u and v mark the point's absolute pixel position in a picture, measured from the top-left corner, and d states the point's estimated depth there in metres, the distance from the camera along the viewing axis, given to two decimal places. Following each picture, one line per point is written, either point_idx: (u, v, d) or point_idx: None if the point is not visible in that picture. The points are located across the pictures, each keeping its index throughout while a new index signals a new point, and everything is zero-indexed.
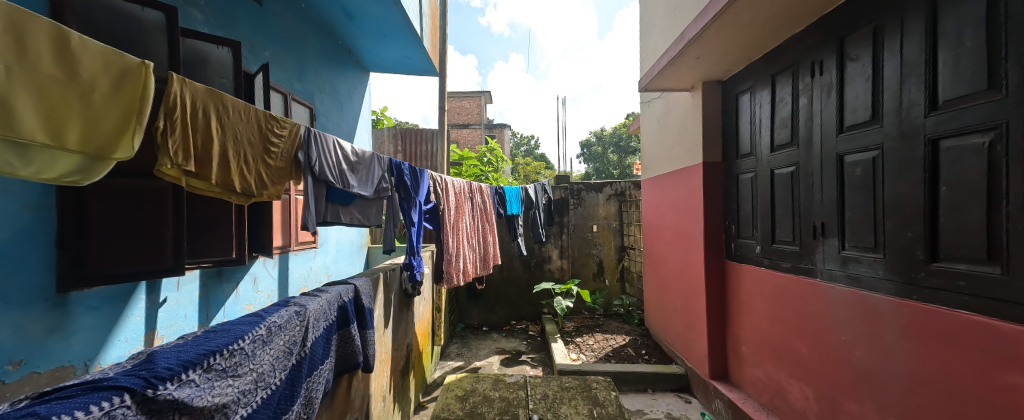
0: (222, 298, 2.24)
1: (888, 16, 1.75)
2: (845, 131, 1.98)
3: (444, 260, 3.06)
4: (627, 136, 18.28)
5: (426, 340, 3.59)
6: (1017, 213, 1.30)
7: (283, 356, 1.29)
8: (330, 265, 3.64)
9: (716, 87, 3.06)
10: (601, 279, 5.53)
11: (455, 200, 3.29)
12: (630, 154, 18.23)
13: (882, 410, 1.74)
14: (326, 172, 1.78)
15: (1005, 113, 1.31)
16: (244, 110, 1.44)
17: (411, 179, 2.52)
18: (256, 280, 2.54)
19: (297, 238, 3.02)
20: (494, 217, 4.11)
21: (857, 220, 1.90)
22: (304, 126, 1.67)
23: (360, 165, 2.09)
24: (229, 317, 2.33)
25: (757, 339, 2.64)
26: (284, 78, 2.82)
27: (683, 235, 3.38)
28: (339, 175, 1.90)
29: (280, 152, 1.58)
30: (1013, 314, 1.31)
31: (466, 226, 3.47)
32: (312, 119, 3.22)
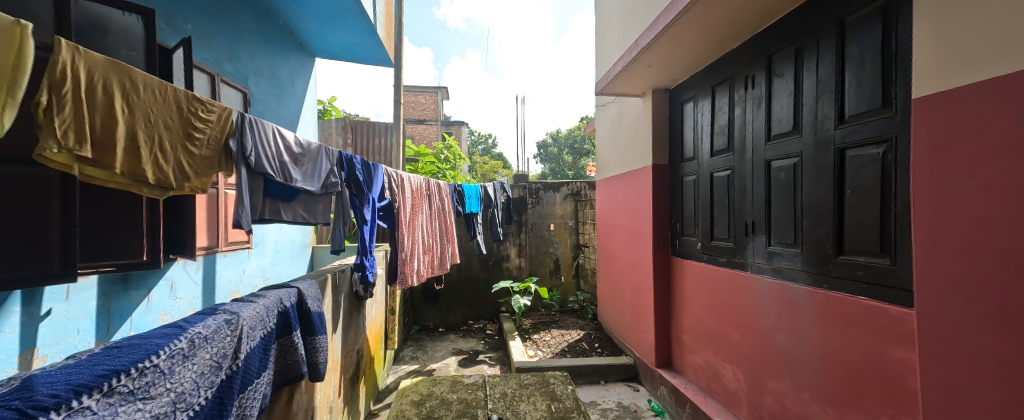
0: (128, 308, 1.97)
1: (806, 39, 1.96)
2: (772, 139, 2.18)
3: (401, 261, 2.95)
4: (584, 138, 18.88)
5: (378, 344, 3.43)
6: (902, 212, 1.50)
7: (210, 370, 1.16)
8: (267, 268, 3.35)
9: (663, 94, 3.25)
10: (558, 277, 5.66)
11: (413, 198, 3.18)
12: (585, 157, 18.84)
13: (798, 387, 1.95)
14: (264, 163, 1.64)
15: (895, 128, 1.52)
16: (160, 88, 1.26)
17: (363, 174, 2.39)
18: (175, 286, 2.27)
19: (227, 238, 2.74)
20: (453, 215, 4.04)
21: (780, 219, 2.11)
22: (237, 111, 1.51)
23: (305, 157, 1.94)
24: (138, 330, 2.06)
25: (697, 328, 2.84)
26: (211, 57, 2.54)
27: (634, 233, 3.54)
28: (279, 167, 1.77)
29: (205, 140, 1.41)
30: (897, 299, 1.53)
31: (423, 225, 3.36)
32: (246, 105, 2.95)
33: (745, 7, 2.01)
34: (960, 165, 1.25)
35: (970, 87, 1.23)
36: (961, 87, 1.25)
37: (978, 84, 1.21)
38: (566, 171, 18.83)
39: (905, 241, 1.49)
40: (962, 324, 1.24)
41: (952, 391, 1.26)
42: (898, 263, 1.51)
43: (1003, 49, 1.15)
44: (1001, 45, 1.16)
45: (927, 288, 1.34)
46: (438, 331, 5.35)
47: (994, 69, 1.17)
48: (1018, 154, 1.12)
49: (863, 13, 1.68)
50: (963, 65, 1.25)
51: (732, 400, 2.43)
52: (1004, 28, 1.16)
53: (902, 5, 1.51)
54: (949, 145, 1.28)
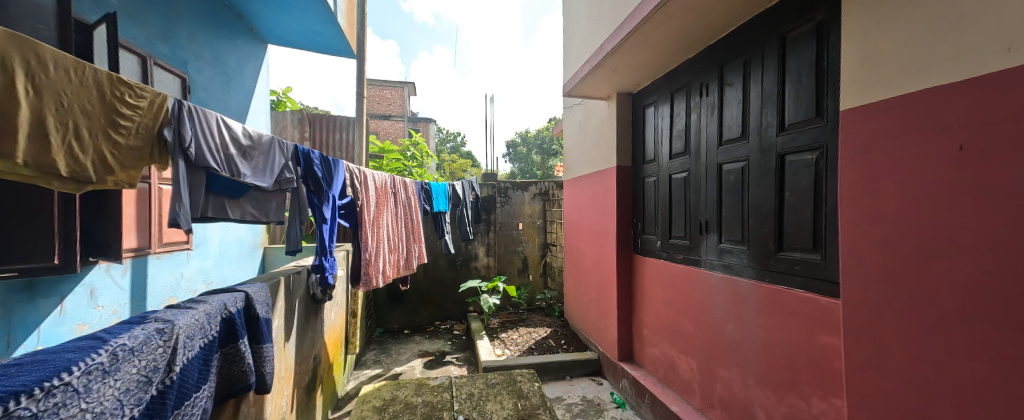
0: (33, 320, 1.73)
1: (752, 52, 2.11)
2: (723, 144, 2.32)
3: (363, 262, 2.83)
4: (552, 139, 19.17)
5: (337, 348, 3.28)
6: (831, 213, 1.65)
7: (136, 386, 1.05)
8: (210, 271, 3.09)
9: (627, 98, 3.36)
10: (526, 276, 5.70)
11: (376, 196, 3.06)
12: (553, 157, 19.12)
13: (744, 374, 2.09)
14: (207, 156, 1.51)
15: (826, 136, 1.67)
16: (72, 67, 1.13)
17: (322, 171, 2.27)
18: (95, 293, 2.04)
19: (161, 238, 2.50)
20: (419, 214, 3.94)
21: (730, 218, 2.25)
22: (174, 98, 1.39)
23: (256, 151, 1.81)
24: (48, 343, 1.82)
25: (656, 322, 2.97)
26: (141, 36, 2.31)
27: (599, 232, 3.64)
28: (225, 161, 1.63)
29: (133, 128, 1.27)
30: (826, 290, 1.68)
31: (388, 224, 3.25)
32: (185, 92, 2.71)
33: (700, 19, 2.12)
34: (878, 170, 1.39)
35: (888, 101, 1.37)
36: (881, 100, 1.39)
37: (894, 99, 1.35)
38: (534, 171, 19.02)
39: (833, 238, 1.64)
40: (879, 312, 1.39)
41: (871, 372, 1.41)
42: (827, 258, 1.67)
43: (915, 68, 1.29)
44: (913, 64, 1.30)
45: (851, 281, 1.48)
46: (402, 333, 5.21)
47: (907, 86, 1.31)
48: (924, 161, 1.26)
49: (801, 31, 1.82)
50: (882, 81, 1.39)
51: (687, 389, 2.57)
52: (910, 51, 1.31)
53: (834, 25, 1.66)
54: (871, 152, 1.42)
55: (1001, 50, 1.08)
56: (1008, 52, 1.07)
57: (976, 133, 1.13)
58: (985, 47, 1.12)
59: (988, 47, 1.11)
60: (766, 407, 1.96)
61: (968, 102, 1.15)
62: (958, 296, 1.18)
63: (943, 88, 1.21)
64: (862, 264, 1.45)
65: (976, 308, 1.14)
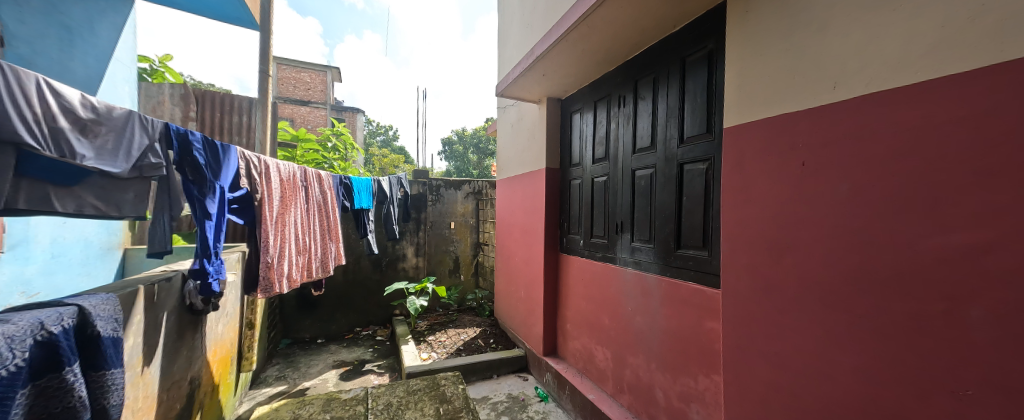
0: None
1: (660, 70, 2.34)
2: (636, 152, 2.54)
3: (263, 265, 2.53)
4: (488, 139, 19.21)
5: (227, 366, 2.85)
6: (715, 215, 1.91)
7: None
8: (35, 279, 2.45)
9: (556, 103, 3.50)
10: (457, 276, 5.62)
11: (285, 191, 2.75)
12: (490, 157, 19.17)
13: (649, 360, 2.32)
14: (20, 125, 1.20)
15: (714, 149, 1.92)
16: None
17: (206, 156, 1.94)
18: None
19: None
20: (337, 211, 3.64)
21: (640, 220, 2.47)
22: None
23: (104, 128, 1.48)
24: None
25: (577, 317, 3.14)
26: None
27: (529, 232, 3.74)
28: (52, 136, 1.30)
29: None
30: (711, 282, 1.94)
31: (297, 221, 2.93)
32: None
33: (617, 36, 2.30)
34: (749, 180, 1.64)
35: (756, 122, 1.62)
36: (752, 121, 1.64)
37: (761, 121, 1.60)
38: (470, 170, 18.87)
39: (716, 237, 1.90)
40: (748, 300, 1.64)
41: (741, 351, 1.66)
42: (712, 254, 1.93)
43: (775, 96, 1.55)
44: (774, 92, 1.56)
45: (729, 274, 1.73)
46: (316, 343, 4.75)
47: (769, 109, 1.57)
48: (779, 173, 1.52)
49: (697, 56, 2.07)
50: (752, 105, 1.65)
51: (602, 378, 2.77)
52: (773, 81, 1.57)
53: (721, 54, 1.92)
54: (743, 164, 1.67)
55: (831, 86, 1.35)
56: (834, 88, 1.34)
57: (815, 152, 1.39)
58: (821, 83, 1.38)
59: (822, 83, 1.38)
60: (664, 389, 2.19)
61: (809, 127, 1.41)
62: (799, 284, 1.45)
63: (794, 114, 1.47)
64: (736, 259, 1.70)
65: (812, 295, 1.41)
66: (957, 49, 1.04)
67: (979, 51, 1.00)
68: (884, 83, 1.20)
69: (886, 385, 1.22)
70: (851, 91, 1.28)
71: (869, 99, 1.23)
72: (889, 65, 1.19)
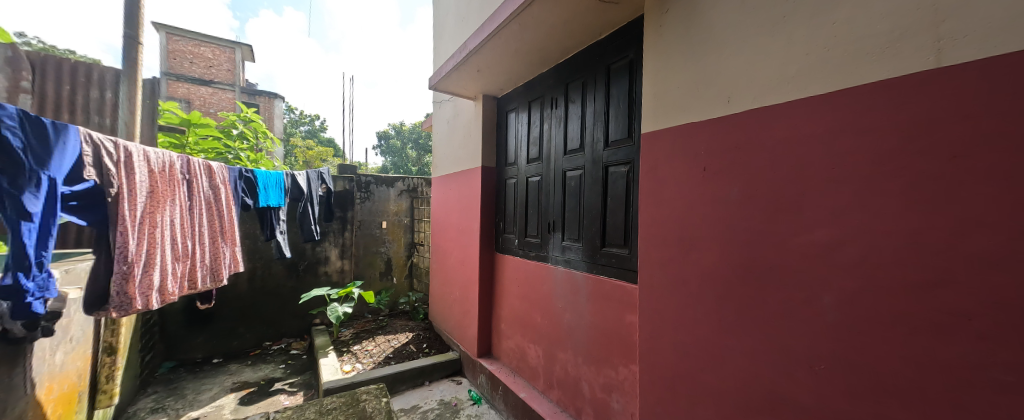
0: None
1: (588, 75, 2.45)
2: (567, 153, 2.63)
3: (117, 276, 2.07)
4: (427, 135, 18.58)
5: (73, 404, 2.32)
6: (634, 215, 2.05)
7: None
8: None
9: (492, 101, 3.49)
10: (389, 279, 5.37)
11: (156, 186, 2.31)
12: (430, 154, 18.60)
13: (576, 355, 2.42)
14: None
15: (634, 153, 2.06)
16: None
17: (22, 137, 1.56)
18: None
19: None
20: (234, 211, 3.21)
21: (570, 219, 2.57)
22: None
23: None
24: None
25: (511, 316, 3.17)
26: None
27: (465, 232, 3.68)
28: None
29: None
30: (630, 278, 2.08)
31: (178, 222, 2.51)
32: None
33: (549, 38, 2.35)
34: (663, 183, 1.79)
35: (669, 129, 1.77)
36: (665, 128, 1.79)
37: (672, 128, 1.75)
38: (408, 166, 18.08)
39: (635, 236, 2.04)
40: (662, 293, 1.78)
41: (655, 341, 1.81)
42: (632, 251, 2.06)
43: (683, 105, 1.72)
44: (682, 102, 1.72)
45: (646, 270, 1.86)
46: (211, 364, 4.12)
47: (679, 118, 1.73)
48: (687, 178, 1.67)
49: (620, 65, 2.20)
50: (665, 112, 1.80)
51: (534, 375, 2.83)
52: (681, 92, 1.72)
53: (640, 64, 2.06)
54: (658, 168, 1.82)
55: (726, 100, 1.53)
56: (729, 102, 1.52)
57: (716, 159, 1.55)
58: (718, 97, 1.56)
59: (720, 97, 1.56)
60: (590, 381, 2.29)
61: (711, 137, 1.57)
62: (701, 278, 1.61)
63: (698, 124, 1.63)
64: (652, 256, 1.84)
65: (711, 287, 1.57)
66: (817, 74, 1.25)
67: (832, 78, 1.21)
68: (766, 100, 1.39)
69: (765, 365, 1.40)
70: (742, 105, 1.47)
71: (756, 114, 1.42)
72: (769, 84, 1.38)
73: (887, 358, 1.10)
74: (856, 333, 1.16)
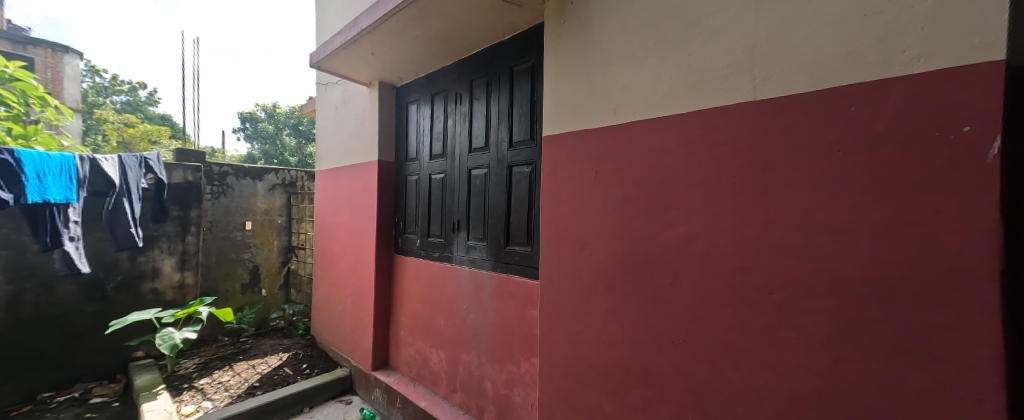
0: None
1: (492, 74, 2.45)
2: (471, 151, 2.59)
3: None
4: (308, 120, 16.13)
5: None
6: (536, 214, 2.14)
7: None
8: None
9: (389, 90, 3.22)
10: (255, 291, 4.53)
11: None
12: (312, 143, 16.24)
13: (480, 354, 2.41)
14: None
15: (536, 155, 2.14)
16: None
17: None
18: None
19: None
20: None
21: (476, 218, 2.53)
22: None
23: None
24: None
25: (411, 321, 2.99)
26: None
27: (357, 232, 3.32)
28: None
29: None
30: (532, 274, 2.16)
31: None
32: None
33: (453, 31, 2.27)
34: (562, 184, 1.90)
35: (567, 133, 1.90)
36: (563, 132, 1.92)
37: (570, 132, 1.88)
38: (282, 154, 15.41)
39: (537, 234, 2.13)
40: (562, 287, 1.90)
41: (555, 333, 1.92)
42: (534, 249, 2.15)
43: (578, 112, 1.86)
44: (577, 109, 1.86)
45: (548, 266, 1.96)
46: None
47: (575, 124, 1.87)
48: (584, 179, 1.81)
49: (523, 67, 2.27)
50: (563, 117, 1.92)
51: (436, 381, 2.73)
52: (578, 99, 1.86)
53: (541, 69, 2.15)
54: (558, 170, 1.93)
55: (613, 111, 1.71)
56: (616, 113, 1.70)
57: (606, 163, 1.72)
58: (606, 107, 1.74)
59: (608, 108, 1.73)
60: (493, 379, 2.32)
61: (603, 142, 1.74)
62: (595, 272, 1.77)
63: (591, 130, 1.79)
64: (553, 252, 1.95)
65: (602, 279, 1.74)
66: (680, 96, 1.49)
67: (691, 100, 1.45)
68: (644, 114, 1.59)
69: (643, 346, 1.60)
70: (625, 117, 1.66)
71: (636, 126, 1.62)
72: (646, 100, 1.59)
73: (723, 329, 1.37)
74: (706, 312, 1.41)
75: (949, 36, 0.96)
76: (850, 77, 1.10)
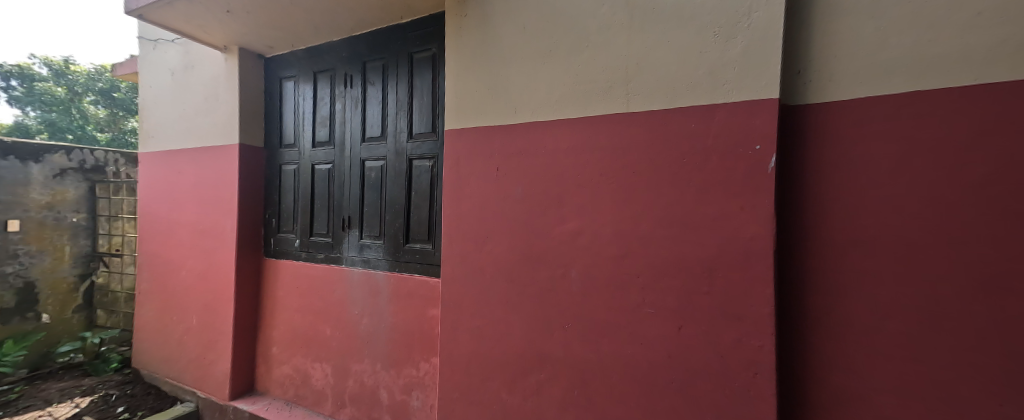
0: None
1: (389, 57, 2.26)
2: (365, 141, 2.34)
3: None
4: (123, 84, 12.15)
5: None
6: (438, 210, 2.07)
7: None
8: None
9: (255, 60, 2.68)
10: (26, 318, 3.34)
11: None
12: (135, 116, 12.34)
13: (374, 362, 2.22)
14: None
15: (438, 149, 2.07)
16: None
17: None
18: None
19: None
20: None
21: (370, 214, 2.31)
22: None
23: None
24: None
25: (286, 334, 2.56)
26: None
27: (209, 232, 2.68)
28: None
29: None
30: (433, 272, 2.08)
31: None
32: None
33: (338, 2, 2.01)
34: (464, 179, 1.89)
35: (470, 128, 1.88)
36: (466, 128, 1.90)
37: (473, 128, 1.88)
38: (83, 126, 11.23)
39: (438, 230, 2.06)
40: (464, 283, 1.89)
41: (457, 330, 1.90)
42: (435, 246, 2.08)
43: (481, 109, 1.86)
44: (479, 106, 1.87)
45: (449, 262, 1.93)
46: None
47: (478, 120, 1.87)
48: (485, 175, 1.83)
49: (423, 55, 2.15)
50: (467, 113, 1.90)
51: (319, 399, 2.41)
52: (481, 95, 1.86)
53: (442, 58, 2.07)
54: (459, 165, 1.90)
55: (513, 111, 1.77)
56: (516, 113, 1.77)
57: (507, 160, 1.77)
58: (507, 107, 1.79)
59: (509, 107, 1.79)
60: (389, 386, 2.17)
61: (504, 139, 1.78)
62: (496, 266, 1.81)
63: (493, 128, 1.82)
64: (455, 248, 1.92)
65: (503, 273, 1.79)
66: (570, 102, 1.63)
67: (581, 107, 1.61)
68: (542, 116, 1.69)
69: (539, 333, 1.71)
70: (524, 117, 1.74)
71: (535, 126, 1.71)
72: (543, 103, 1.70)
73: (604, 310, 1.56)
74: (590, 297, 1.59)
75: (753, 75, 1.27)
76: (692, 100, 1.38)
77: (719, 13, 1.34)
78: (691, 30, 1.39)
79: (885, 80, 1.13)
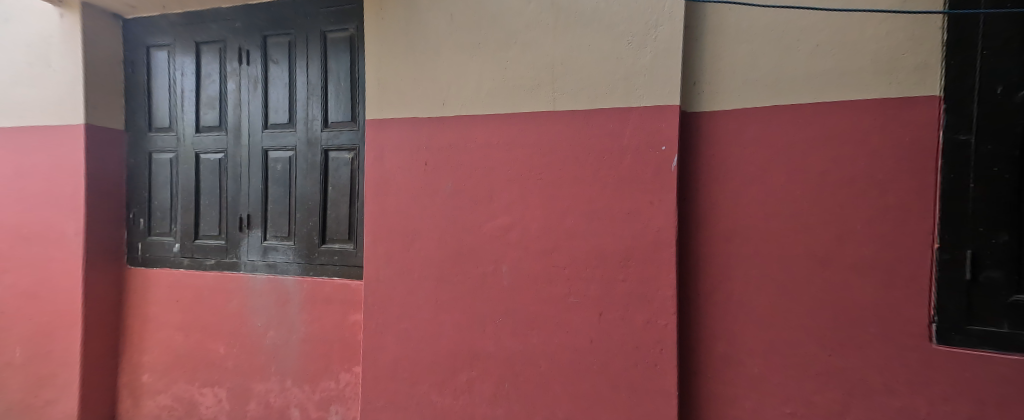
0: None
1: (296, 34, 1.99)
2: (268, 128, 2.04)
3: None
4: None
5: None
6: (359, 207, 1.90)
7: None
8: None
9: (107, 20, 2.13)
10: None
11: None
12: None
13: (283, 378, 1.97)
14: None
15: (358, 140, 1.89)
16: None
17: None
18: None
19: None
20: None
21: (276, 212, 2.02)
22: None
23: None
24: None
25: (162, 358, 2.12)
26: None
27: (42, 237, 2.08)
28: None
29: None
30: (354, 274, 1.91)
31: None
32: None
33: None
34: (388, 173, 1.77)
35: (394, 119, 1.76)
36: (390, 118, 1.77)
37: (397, 119, 1.76)
38: None
39: (360, 229, 1.90)
40: (389, 284, 1.78)
41: (381, 334, 1.78)
42: (357, 246, 1.91)
43: (405, 99, 1.75)
44: (404, 96, 1.76)
45: (371, 262, 1.80)
46: None
47: (403, 111, 1.75)
48: (412, 169, 1.73)
49: (339, 36, 1.94)
50: (390, 102, 1.77)
51: None
52: (407, 84, 1.75)
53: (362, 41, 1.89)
54: (383, 158, 1.77)
55: (441, 103, 1.71)
56: (443, 105, 1.70)
57: (436, 154, 1.70)
58: (434, 98, 1.72)
59: (436, 99, 1.71)
60: (301, 404, 1.94)
61: (433, 131, 1.71)
62: (423, 264, 1.73)
63: (420, 120, 1.73)
64: (379, 248, 1.79)
65: (431, 271, 1.73)
66: (498, 97, 1.63)
67: (509, 103, 1.61)
68: (470, 110, 1.66)
69: (470, 330, 1.68)
70: (452, 110, 1.69)
71: (464, 120, 1.67)
72: (472, 97, 1.66)
73: (534, 303, 1.60)
74: (519, 290, 1.62)
75: (660, 82, 1.41)
76: (609, 102, 1.48)
77: (631, 23, 1.46)
78: (610, 36, 1.48)
79: (760, 94, 1.35)
